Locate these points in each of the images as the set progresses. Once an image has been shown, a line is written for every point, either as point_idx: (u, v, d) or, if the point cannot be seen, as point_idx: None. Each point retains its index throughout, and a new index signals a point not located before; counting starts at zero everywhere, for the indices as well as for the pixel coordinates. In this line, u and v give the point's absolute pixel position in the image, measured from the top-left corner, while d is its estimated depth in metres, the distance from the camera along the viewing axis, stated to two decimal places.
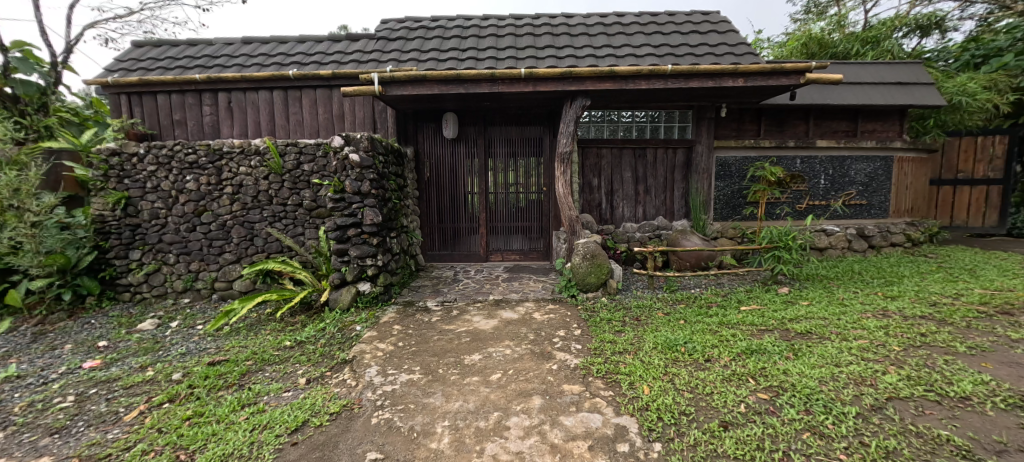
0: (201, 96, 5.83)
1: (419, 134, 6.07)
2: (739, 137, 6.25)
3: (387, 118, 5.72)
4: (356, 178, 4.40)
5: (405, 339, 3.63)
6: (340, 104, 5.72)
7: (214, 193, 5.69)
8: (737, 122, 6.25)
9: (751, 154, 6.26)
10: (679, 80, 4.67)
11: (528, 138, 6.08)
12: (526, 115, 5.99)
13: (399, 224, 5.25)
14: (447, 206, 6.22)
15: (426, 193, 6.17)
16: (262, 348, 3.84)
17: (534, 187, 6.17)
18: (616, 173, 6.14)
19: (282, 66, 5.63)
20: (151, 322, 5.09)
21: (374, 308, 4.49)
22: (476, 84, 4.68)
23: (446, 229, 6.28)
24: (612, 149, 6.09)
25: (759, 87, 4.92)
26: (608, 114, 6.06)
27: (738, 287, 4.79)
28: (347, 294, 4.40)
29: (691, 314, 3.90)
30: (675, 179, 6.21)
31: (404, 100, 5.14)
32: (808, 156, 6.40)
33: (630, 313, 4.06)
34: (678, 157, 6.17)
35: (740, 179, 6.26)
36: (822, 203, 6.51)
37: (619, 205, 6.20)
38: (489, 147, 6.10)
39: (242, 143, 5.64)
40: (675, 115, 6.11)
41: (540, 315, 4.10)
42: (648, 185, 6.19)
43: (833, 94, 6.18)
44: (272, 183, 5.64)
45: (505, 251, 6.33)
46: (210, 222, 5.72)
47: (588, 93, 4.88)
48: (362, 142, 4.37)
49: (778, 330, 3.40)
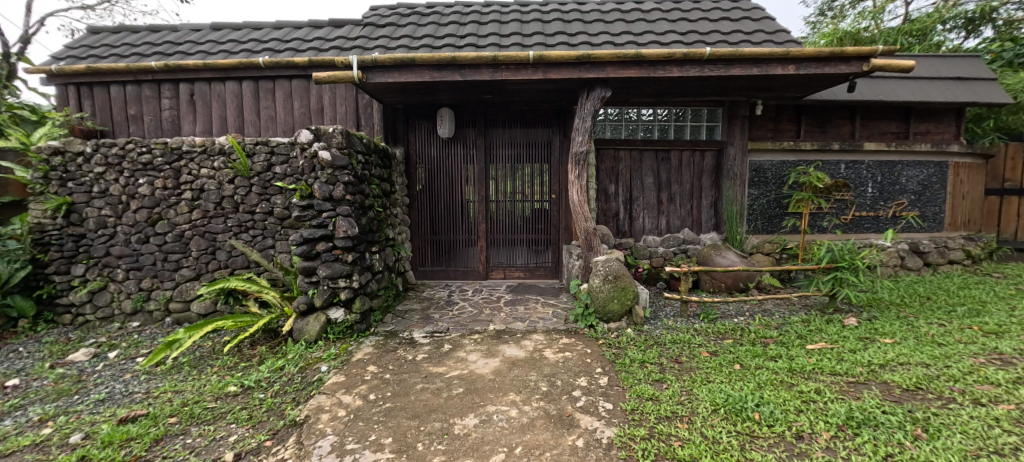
0: (160, 88, 5.06)
1: (410, 134, 5.29)
2: (776, 138, 5.46)
3: (372, 113, 4.95)
4: (326, 180, 3.54)
5: (379, 389, 2.78)
6: (318, 96, 4.93)
7: (170, 199, 4.89)
8: (774, 120, 5.46)
9: (789, 158, 5.48)
10: (718, 67, 3.89)
11: (534, 139, 5.30)
12: (532, 112, 5.23)
13: (384, 236, 4.42)
14: (442, 216, 5.42)
15: (418, 202, 5.38)
16: (198, 397, 3.00)
17: (541, 195, 5.37)
18: (636, 178, 5.32)
19: (252, 54, 4.89)
20: (85, 352, 4.24)
21: (347, 341, 3.64)
22: (475, 71, 3.90)
23: (440, 243, 5.46)
24: (631, 151, 5.29)
25: (811, 77, 4.14)
26: (626, 112, 5.31)
27: (792, 316, 3.93)
28: (315, 324, 3.58)
29: (746, 354, 3.06)
30: (703, 186, 5.41)
31: (391, 90, 4.35)
32: (852, 161, 5.62)
33: (666, 352, 3.22)
34: (705, 161, 5.39)
35: (778, 186, 5.46)
36: (870, 215, 5.71)
37: (640, 216, 5.35)
38: (490, 149, 5.33)
39: (204, 141, 4.89)
40: (702, 113, 5.36)
41: (552, 353, 3.27)
42: (673, 193, 5.37)
43: (885, 90, 5.39)
44: (237, 188, 4.88)
45: (508, 268, 5.50)
46: (165, 232, 4.91)
47: (608, 82, 4.07)
48: (335, 136, 3.53)
49: (873, 383, 2.55)
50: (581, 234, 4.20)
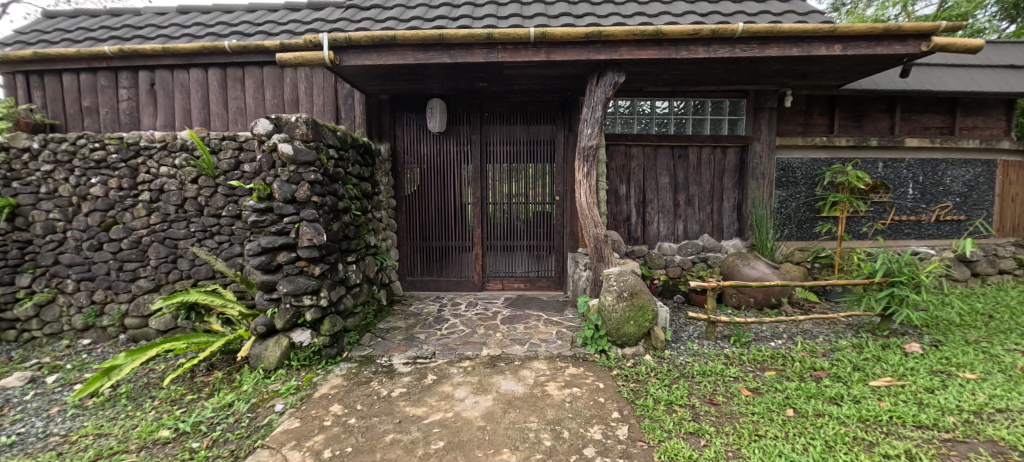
0: (117, 77, 4.52)
1: (397, 129, 4.73)
2: (807, 133, 4.88)
3: (353, 104, 4.39)
4: (286, 179, 2.95)
5: (339, 442, 2.19)
6: (292, 86, 4.38)
7: (126, 201, 4.34)
8: (804, 113, 4.88)
9: (821, 155, 4.90)
10: (751, 46, 3.31)
11: (535, 134, 4.73)
12: (534, 104, 4.67)
13: (363, 243, 3.85)
14: (432, 220, 4.85)
15: (407, 204, 4.82)
16: (120, 444, 2.43)
17: (543, 197, 4.79)
18: (650, 178, 4.74)
19: (218, 38, 4.35)
20: (19, 376, 3.68)
21: (313, 370, 3.05)
22: (466, 52, 3.33)
23: (432, 250, 4.89)
24: (645, 148, 4.71)
25: (858, 60, 3.55)
26: (638, 104, 4.75)
27: (838, 340, 3.34)
28: (274, 350, 3.00)
29: (797, 394, 2.47)
30: (725, 186, 4.82)
31: (371, 77, 3.79)
32: (891, 159, 5.02)
33: (696, 388, 2.63)
34: (728, 158, 4.80)
35: (808, 187, 4.87)
36: (910, 220, 5.10)
37: (654, 220, 4.77)
38: (486, 145, 4.77)
39: (164, 136, 4.35)
40: (724, 106, 4.80)
41: (557, 389, 2.68)
42: (692, 194, 4.78)
43: (930, 79, 4.80)
44: (201, 188, 4.33)
45: (507, 278, 4.93)
46: (120, 238, 4.36)
47: (622, 66, 3.49)
48: (298, 127, 2.95)
49: (978, 445, 1.95)
50: (590, 242, 3.61)
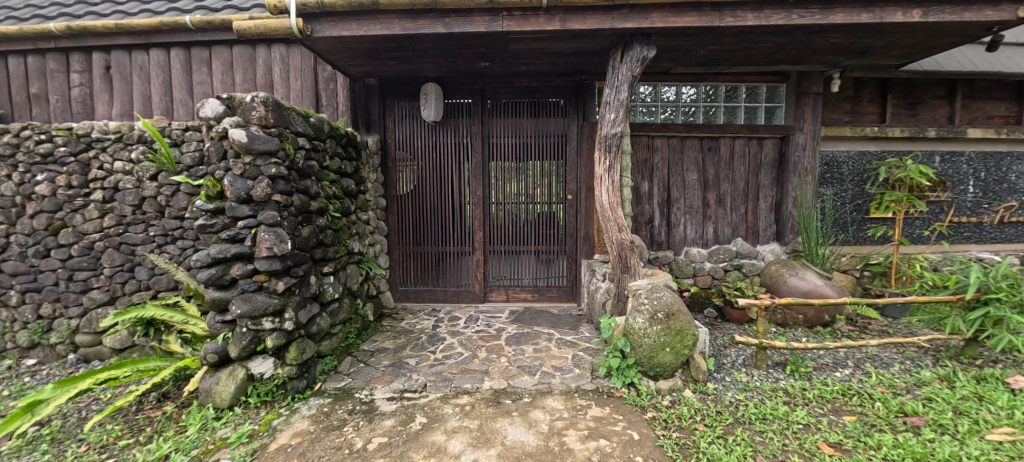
0: (67, 59, 3.95)
1: (387, 119, 4.16)
2: (855, 123, 4.28)
3: (336, 89, 3.83)
4: (239, 173, 2.37)
5: None
6: (266, 68, 3.81)
7: (76, 201, 3.77)
8: (852, 100, 4.27)
9: (870, 148, 4.30)
10: (812, 11, 2.70)
11: (545, 124, 4.14)
12: (543, 90, 4.08)
13: (344, 250, 3.27)
14: (427, 222, 4.27)
15: (399, 203, 4.25)
16: None
17: (554, 196, 4.19)
18: (677, 173, 4.14)
19: (181, 13, 3.78)
20: None
21: (275, 409, 2.47)
22: (463, 19, 2.74)
23: (427, 255, 4.31)
24: (670, 139, 4.12)
25: (938, 29, 2.93)
26: (662, 90, 4.16)
27: (919, 370, 2.74)
28: (227, 385, 2.42)
29: (897, 454, 1.89)
30: (761, 183, 4.21)
31: (354, 54, 3.21)
32: (950, 153, 4.40)
33: (761, 443, 2.03)
34: (766, 151, 4.19)
35: (857, 184, 4.27)
36: (971, 221, 4.46)
37: (681, 222, 4.16)
38: (488, 137, 4.18)
39: (120, 126, 3.79)
40: (760, 91, 4.20)
41: (580, 442, 2.09)
42: (724, 192, 4.18)
43: (999, 60, 4.18)
44: (162, 186, 3.77)
45: (512, 288, 4.34)
46: (70, 243, 3.79)
47: (653, 37, 2.89)
48: (253, 108, 2.36)
49: None
50: (613, 250, 3.01)
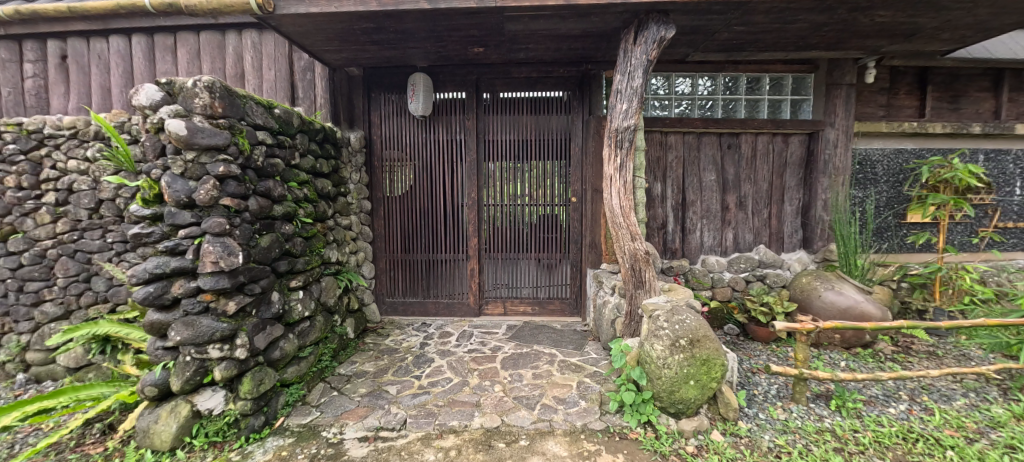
0: (19, 47, 3.56)
1: (372, 113, 3.77)
2: (890, 118, 3.85)
3: (313, 79, 3.43)
4: (180, 173, 1.98)
5: None
6: (237, 56, 3.42)
7: (22, 204, 3.34)
8: (887, 92, 3.85)
9: (907, 146, 3.88)
10: None
11: (546, 119, 3.74)
12: (545, 81, 3.68)
13: (318, 260, 2.87)
14: (416, 227, 3.87)
15: (385, 206, 3.85)
16: None
17: (555, 199, 3.79)
18: (693, 173, 3.72)
19: None
20: None
21: (224, 454, 2.05)
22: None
23: (416, 264, 3.91)
24: (685, 135, 3.70)
25: (1006, 5, 2.51)
26: (677, 82, 3.77)
27: (989, 406, 2.31)
28: (166, 425, 2.01)
29: None
30: (787, 185, 3.80)
31: (328, 37, 2.82)
32: (996, 151, 3.97)
33: None
34: (792, 149, 3.77)
35: (893, 186, 3.85)
36: (1019, 226, 4.00)
37: (697, 227, 3.74)
38: (483, 133, 3.79)
39: (74, 121, 3.41)
40: (785, 83, 3.79)
41: None
42: (745, 195, 3.77)
43: None
44: (120, 187, 3.39)
45: (510, 301, 3.93)
46: (17, 251, 3.39)
47: (672, 13, 2.47)
48: (196, 94, 1.97)
49: None
50: (625, 262, 2.59)
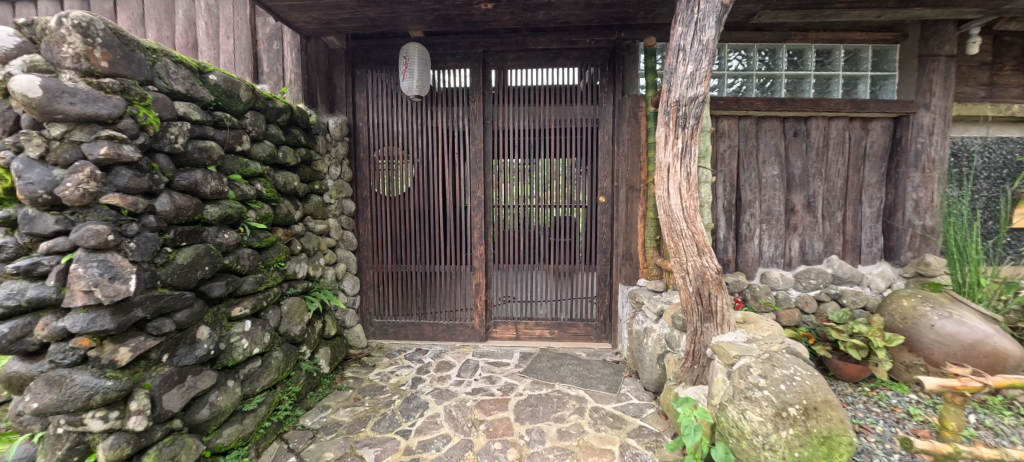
0: None
1: (356, 94, 3.10)
2: (994, 98, 3.11)
3: (282, 50, 2.79)
4: (39, 156, 1.32)
5: None
6: (189, 22, 2.78)
7: None
8: (990, 67, 3.11)
9: (1016, 133, 3.13)
10: None
11: (568, 101, 3.04)
12: (567, 54, 3.00)
13: (278, 277, 2.20)
14: (409, 233, 3.18)
15: (372, 207, 3.16)
16: None
17: (580, 199, 3.09)
18: (751, 167, 3.00)
19: None
20: None
21: None
22: None
23: (409, 277, 3.22)
24: (741, 120, 2.99)
25: None
26: (728, 55, 3.07)
27: None
28: None
29: None
30: (866, 181, 3.07)
31: None
32: None
33: None
34: (873, 137, 3.04)
35: (999, 183, 3.09)
36: None
37: (756, 234, 3.02)
38: (490, 118, 3.10)
39: None
40: (863, 56, 3.07)
41: None
42: (815, 193, 3.04)
43: None
44: None
45: (523, 323, 3.22)
46: None
47: None
48: (63, 39, 1.31)
49: None
50: (687, 287, 1.87)
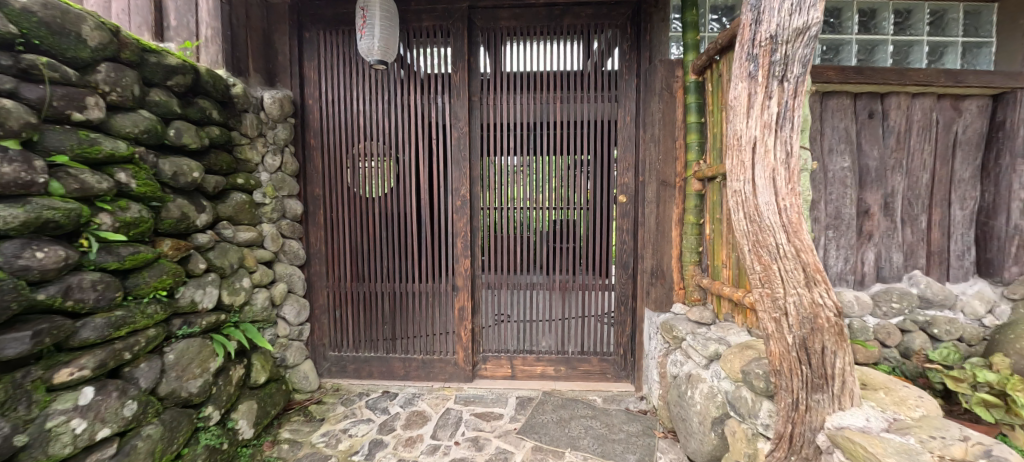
0: None
1: (305, 62, 2.40)
2: None
3: None
4: None
5: None
6: None
7: None
8: None
9: None
10: None
11: (578, 71, 2.35)
12: (578, 10, 2.32)
13: (157, 313, 1.48)
14: (373, 242, 2.46)
15: (325, 210, 2.44)
16: None
17: (592, 198, 2.39)
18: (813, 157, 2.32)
19: None
20: None
21: None
22: None
23: (374, 299, 2.50)
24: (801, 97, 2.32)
25: None
26: None
27: None
28: None
29: None
30: (958, 176, 2.40)
31: None
32: None
33: None
34: (966, 120, 2.37)
35: None
36: None
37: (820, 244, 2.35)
38: (477, 94, 2.41)
39: None
40: (952, 18, 2.41)
41: None
42: (894, 192, 2.36)
43: None
44: None
45: (519, 357, 2.52)
46: None
47: None
48: None
49: None
50: (786, 338, 1.17)
